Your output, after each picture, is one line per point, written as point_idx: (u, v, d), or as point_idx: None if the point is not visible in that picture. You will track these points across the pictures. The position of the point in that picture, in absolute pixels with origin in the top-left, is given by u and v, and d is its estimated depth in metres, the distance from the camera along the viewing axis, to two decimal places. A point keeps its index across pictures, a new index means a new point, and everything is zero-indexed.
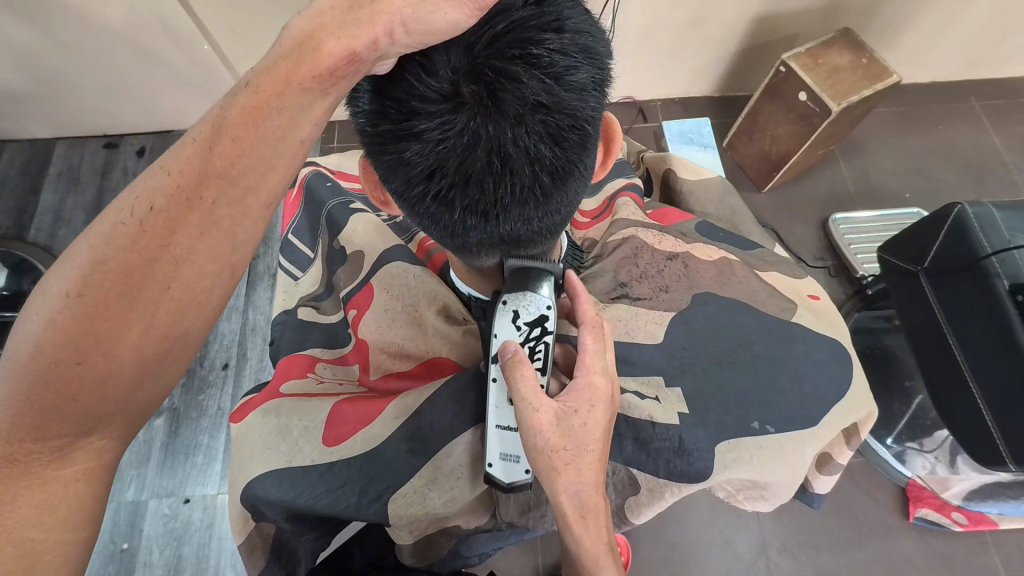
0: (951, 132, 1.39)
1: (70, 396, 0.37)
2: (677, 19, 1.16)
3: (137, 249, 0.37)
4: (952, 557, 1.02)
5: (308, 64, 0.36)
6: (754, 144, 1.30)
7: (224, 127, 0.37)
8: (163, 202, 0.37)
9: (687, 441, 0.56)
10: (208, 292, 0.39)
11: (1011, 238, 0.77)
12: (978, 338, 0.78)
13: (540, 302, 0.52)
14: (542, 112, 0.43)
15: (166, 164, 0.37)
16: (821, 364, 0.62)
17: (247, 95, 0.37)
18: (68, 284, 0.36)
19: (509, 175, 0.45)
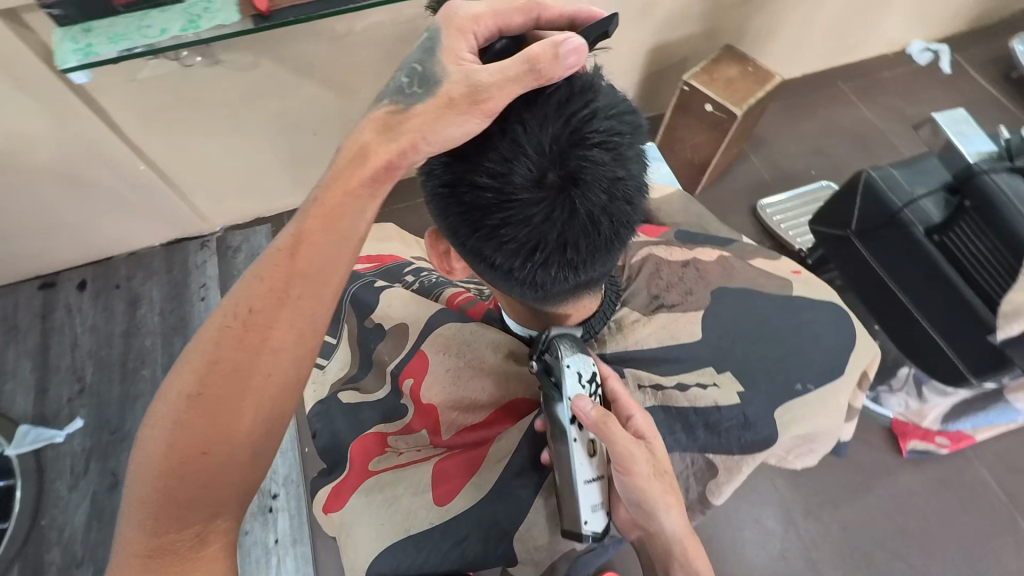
0: (829, 113, 1.61)
1: (199, 484, 0.42)
2: None
3: (240, 345, 0.43)
4: (948, 478, 1.12)
5: (360, 174, 0.45)
6: (677, 154, 1.44)
7: (302, 236, 0.45)
8: (259, 304, 0.44)
9: (750, 415, 0.60)
10: (292, 370, 0.45)
11: (913, 190, 0.89)
12: (915, 280, 0.90)
13: (588, 359, 0.56)
14: (619, 183, 0.51)
15: (256, 270, 0.45)
16: (828, 320, 0.68)
17: (317, 209, 0.45)
18: (187, 387, 0.43)
19: (602, 238, 0.52)
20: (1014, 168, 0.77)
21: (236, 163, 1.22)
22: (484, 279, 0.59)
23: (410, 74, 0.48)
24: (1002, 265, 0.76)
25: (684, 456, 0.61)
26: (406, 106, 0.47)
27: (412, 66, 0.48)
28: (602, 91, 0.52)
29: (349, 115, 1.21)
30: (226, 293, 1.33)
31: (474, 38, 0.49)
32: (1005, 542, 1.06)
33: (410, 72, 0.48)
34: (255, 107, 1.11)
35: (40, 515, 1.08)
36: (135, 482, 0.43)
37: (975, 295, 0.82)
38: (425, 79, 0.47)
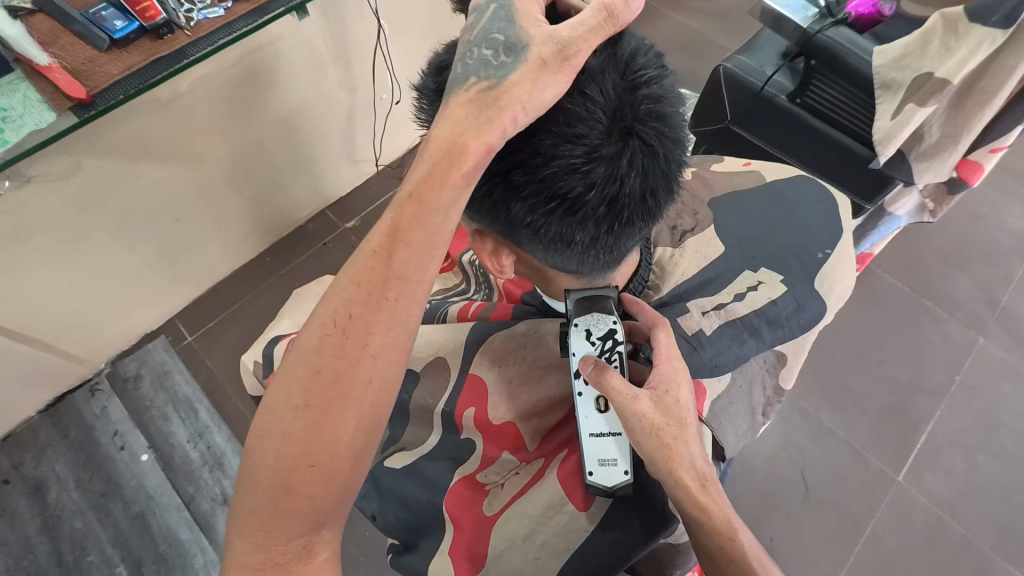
0: (653, 29, 1.74)
1: (306, 497, 0.41)
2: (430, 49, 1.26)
3: (342, 353, 0.40)
4: (871, 293, 1.31)
5: (459, 165, 0.40)
6: None
7: (397, 234, 0.41)
8: (358, 308, 0.41)
9: (801, 298, 0.64)
10: (393, 376, 0.42)
11: (762, 68, 1.00)
12: (794, 141, 1.01)
13: (605, 316, 0.53)
14: (676, 119, 0.51)
15: (350, 270, 0.42)
16: (808, 188, 0.72)
17: (409, 201, 0.41)
18: (294, 398, 0.41)
19: (672, 177, 0.52)
20: (837, 21, 0.88)
21: (98, 286, 1.04)
22: (548, 264, 0.55)
23: (490, 45, 0.42)
24: (858, 101, 0.88)
25: (760, 357, 0.66)
26: (499, 81, 0.41)
27: (492, 35, 0.42)
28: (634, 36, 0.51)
29: (211, 185, 1.08)
30: (148, 429, 1.15)
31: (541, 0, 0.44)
32: (927, 322, 1.27)
33: (490, 41, 0.42)
34: (97, 215, 0.94)
35: None
36: (247, 497, 0.42)
37: (846, 135, 0.94)
38: (509, 47, 0.42)
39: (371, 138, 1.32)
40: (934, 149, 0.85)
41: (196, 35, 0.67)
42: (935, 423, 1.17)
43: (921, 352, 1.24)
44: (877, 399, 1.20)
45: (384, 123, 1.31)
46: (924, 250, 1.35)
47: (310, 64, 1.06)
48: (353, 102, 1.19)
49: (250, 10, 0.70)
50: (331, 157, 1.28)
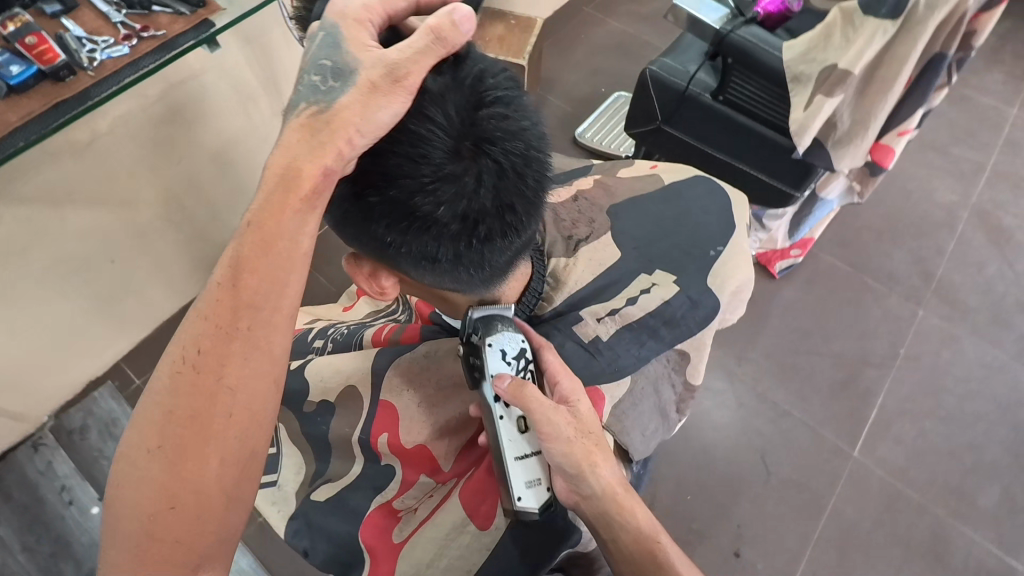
0: (589, 35, 1.78)
1: (173, 535, 0.41)
2: None
3: (196, 389, 0.42)
4: (814, 275, 1.36)
5: (296, 190, 0.42)
6: None
7: (241, 264, 0.42)
8: (207, 343, 0.42)
9: (693, 294, 0.66)
10: (259, 406, 0.44)
11: (686, 69, 1.03)
12: (724, 137, 1.04)
13: (515, 336, 0.56)
14: (530, 132, 0.51)
15: (200, 307, 0.43)
16: (702, 189, 0.75)
17: (249, 232, 0.43)
18: (148, 441, 0.42)
19: (533, 189, 0.52)
20: (747, 20, 0.92)
21: (30, 339, 1.00)
22: (428, 282, 0.56)
23: (319, 70, 0.42)
24: (774, 96, 0.92)
25: (661, 357, 0.66)
26: (328, 106, 0.42)
27: (320, 61, 0.42)
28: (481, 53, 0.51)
29: (144, 224, 1.05)
30: (100, 480, 1.10)
31: (373, 28, 0.44)
32: (870, 298, 1.32)
33: (318, 67, 0.42)
34: (21, 266, 0.90)
35: None
36: (115, 545, 0.42)
37: (769, 128, 0.97)
38: (339, 73, 0.42)
39: None
40: (848, 135, 0.89)
41: (99, 76, 0.66)
42: (884, 395, 1.21)
43: (864, 327, 1.29)
44: (828, 377, 1.23)
45: None
46: (859, 229, 1.41)
47: (238, 95, 1.04)
48: None
49: (154, 46, 0.68)
50: None
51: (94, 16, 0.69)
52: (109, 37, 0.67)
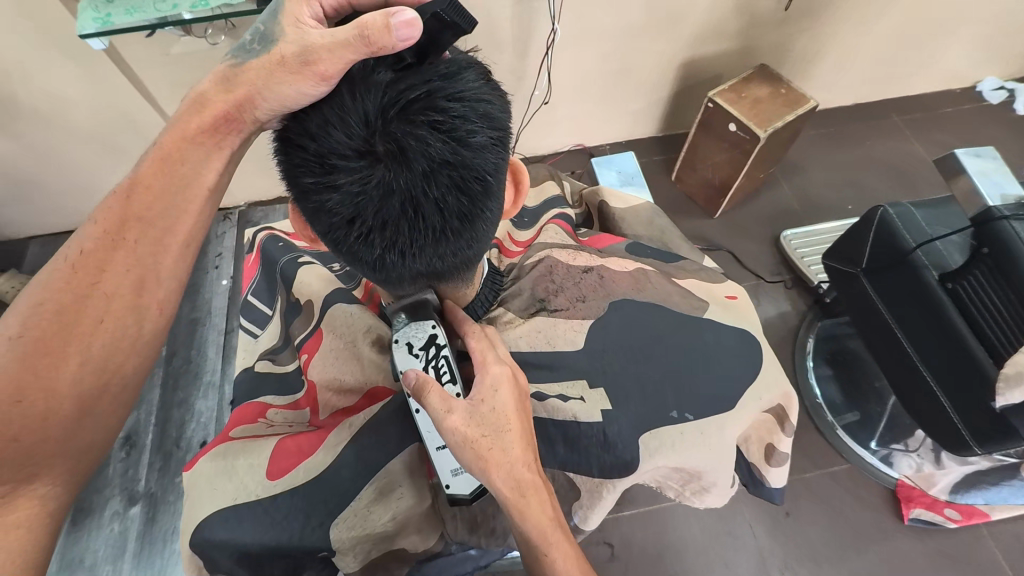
0: (875, 145, 1.53)
1: (12, 438, 0.44)
2: (610, 69, 1.29)
3: (70, 285, 0.47)
4: (952, 554, 1.02)
5: (198, 120, 0.49)
6: (698, 172, 1.39)
7: (140, 181, 0.49)
8: (90, 246, 0.48)
9: (611, 434, 0.58)
10: (134, 318, 0.49)
11: (931, 229, 0.82)
12: (919, 329, 0.82)
13: (421, 325, 0.55)
14: (454, 170, 0.46)
15: (96, 216, 0.49)
16: (730, 349, 0.64)
17: (155, 153, 0.49)
18: (8, 330, 0.45)
19: (432, 224, 0.48)
20: None
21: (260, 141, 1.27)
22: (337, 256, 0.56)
23: (252, 33, 0.48)
24: (1011, 319, 0.68)
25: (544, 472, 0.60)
26: (242, 62, 0.47)
27: (257, 26, 0.48)
28: (460, 74, 0.47)
29: None
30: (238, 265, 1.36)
31: (320, 9, 0.48)
32: None
33: (253, 32, 0.47)
34: None
35: None
36: None
37: (982, 346, 0.73)
38: (264, 38, 0.47)
39: (518, 124, 1.39)
40: None
41: None
42: None
43: None
44: None
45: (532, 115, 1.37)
46: None
47: (491, 41, 1.14)
48: (518, 85, 1.27)
49: None
50: None
51: None
52: None
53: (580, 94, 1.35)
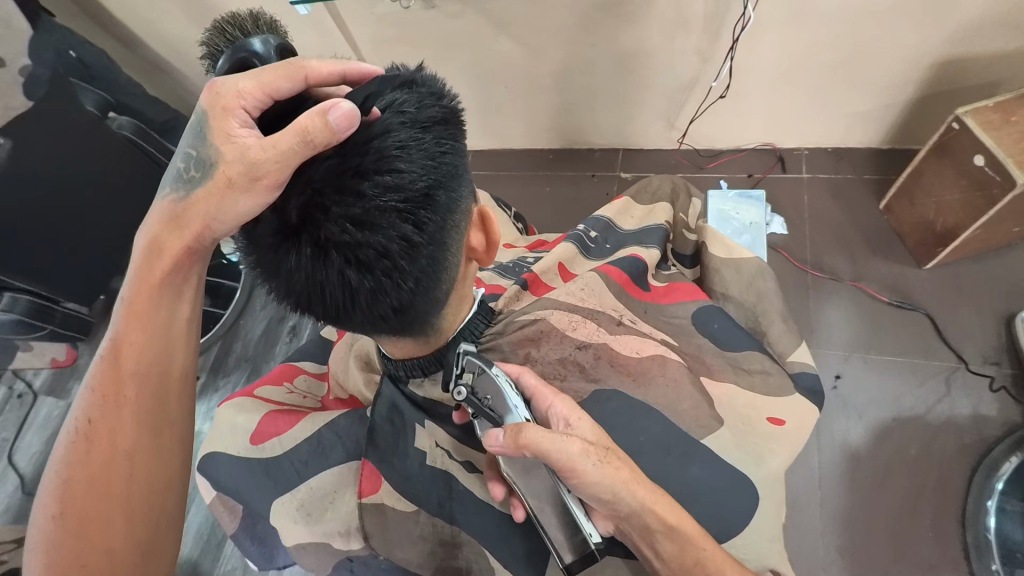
0: None
1: None
2: (824, 61, 1.05)
3: (87, 456, 0.47)
4: None
5: (159, 264, 0.48)
6: (916, 209, 1.09)
7: (119, 342, 0.49)
8: (94, 413, 0.48)
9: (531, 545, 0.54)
10: (165, 444, 0.51)
11: None
12: None
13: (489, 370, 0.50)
14: (352, 247, 0.43)
15: (88, 384, 0.49)
16: (713, 494, 0.55)
17: (125, 305, 0.49)
18: (50, 509, 0.46)
19: (337, 300, 0.46)
20: None
21: None
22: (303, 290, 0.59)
23: (187, 160, 0.44)
24: None
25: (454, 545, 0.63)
26: (186, 195, 0.45)
27: (192, 150, 0.44)
28: (379, 146, 0.43)
29: (540, 75, 1.22)
30: None
31: (247, 113, 0.42)
32: None
33: (187, 155, 0.44)
34: (455, 55, 1.20)
35: (240, 317, 1.46)
36: None
37: None
38: (201, 164, 0.43)
39: (691, 114, 1.24)
40: None
41: None
42: None
43: None
44: None
45: (709, 107, 1.21)
46: None
47: (674, 20, 1.02)
48: (700, 71, 1.12)
49: None
50: (648, 109, 1.27)
51: None
52: None
53: (776, 89, 1.14)
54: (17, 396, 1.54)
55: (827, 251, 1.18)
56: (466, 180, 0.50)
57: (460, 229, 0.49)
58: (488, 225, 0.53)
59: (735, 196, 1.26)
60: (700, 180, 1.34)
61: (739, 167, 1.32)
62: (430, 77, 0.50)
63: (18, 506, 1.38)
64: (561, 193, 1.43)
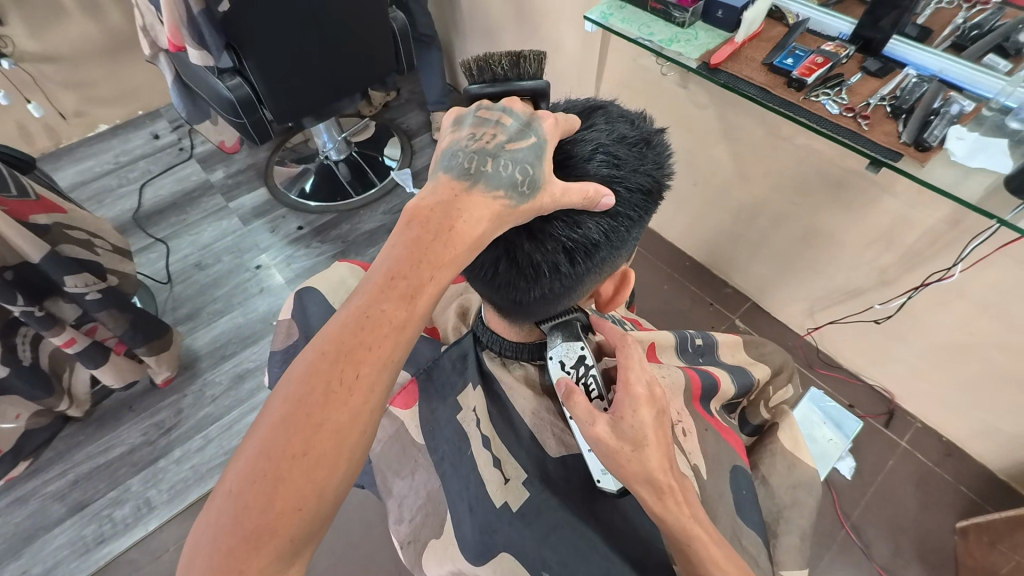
0: None
1: (265, 531, 0.32)
2: (996, 362, 0.98)
3: (325, 369, 0.36)
4: None
5: (468, 202, 0.42)
6: (991, 553, 0.98)
7: (421, 272, 0.39)
8: (354, 331, 0.37)
9: (491, 528, 0.54)
10: (369, 372, 0.36)
11: None
12: None
13: (574, 344, 0.51)
14: (513, 246, 0.50)
15: (372, 307, 0.38)
16: None
17: (416, 218, 0.40)
18: (281, 403, 0.35)
19: (476, 270, 0.53)
20: None
21: None
22: None
23: (518, 172, 0.44)
24: None
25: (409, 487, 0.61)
26: (512, 203, 0.43)
27: (518, 169, 0.44)
28: None
29: (729, 195, 1.25)
30: None
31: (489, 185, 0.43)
32: None
33: (521, 170, 0.44)
34: (675, 134, 1.26)
35: (362, 208, 1.70)
36: (219, 507, 0.33)
37: None
38: (529, 180, 0.44)
39: (838, 316, 1.21)
40: None
41: (803, 102, 0.80)
42: None
43: None
44: None
45: (857, 322, 1.17)
46: None
47: (880, 233, 1.01)
48: (874, 287, 1.09)
49: (850, 128, 0.77)
50: (802, 286, 1.25)
51: (866, 92, 0.80)
52: (844, 101, 0.79)
53: (930, 354, 1.08)
54: (179, 149, 1.82)
55: (877, 521, 1.10)
56: (630, 243, 0.55)
57: (599, 277, 0.55)
58: (623, 283, 0.60)
59: (819, 417, 1.18)
60: (803, 376, 1.29)
61: (849, 391, 1.26)
62: (662, 148, 0.54)
63: (124, 223, 1.63)
64: (675, 298, 1.44)
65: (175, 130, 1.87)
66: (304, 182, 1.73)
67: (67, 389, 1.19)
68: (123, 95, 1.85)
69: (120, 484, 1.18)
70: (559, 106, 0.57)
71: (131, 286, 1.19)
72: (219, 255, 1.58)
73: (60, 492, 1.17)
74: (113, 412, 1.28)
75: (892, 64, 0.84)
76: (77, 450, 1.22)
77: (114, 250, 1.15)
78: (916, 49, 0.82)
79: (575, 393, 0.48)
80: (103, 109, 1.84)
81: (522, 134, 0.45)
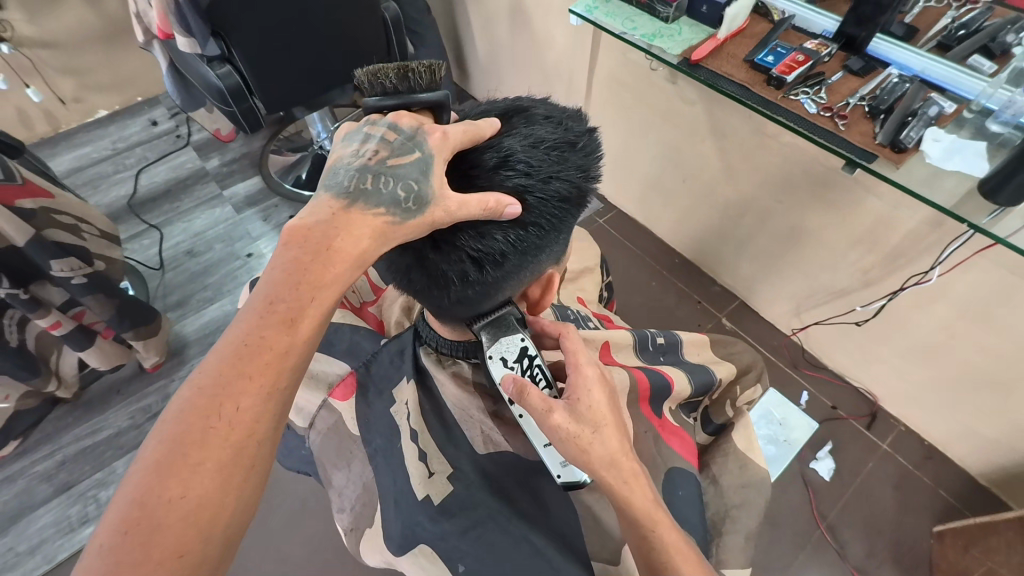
0: None
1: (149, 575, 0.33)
2: (978, 366, 0.97)
3: (202, 407, 0.38)
4: None
5: (354, 223, 0.45)
6: (961, 556, 0.98)
7: (300, 302, 0.42)
8: (231, 364, 0.40)
9: (415, 523, 0.55)
10: (250, 400, 0.39)
11: None
12: None
13: (514, 338, 0.50)
14: (423, 254, 0.50)
15: (249, 339, 0.40)
16: None
17: (295, 244, 0.43)
18: (158, 448, 0.36)
19: (396, 275, 0.55)
20: None
21: (621, 155, 1.43)
22: None
23: (405, 189, 0.46)
24: None
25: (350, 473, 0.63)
26: (397, 219, 0.45)
27: (406, 185, 0.46)
28: None
29: (717, 192, 1.24)
30: None
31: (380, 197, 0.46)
32: None
33: (406, 185, 0.46)
34: (663, 130, 1.25)
35: None
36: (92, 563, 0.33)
37: None
38: (416, 198, 0.46)
39: (823, 317, 1.20)
40: None
41: (783, 101, 0.79)
42: None
43: None
44: None
45: (842, 323, 1.17)
46: None
47: (862, 234, 1.00)
48: (857, 288, 1.08)
49: (827, 128, 0.76)
50: (788, 286, 1.24)
51: (847, 90, 0.79)
52: (823, 99, 0.78)
53: (912, 356, 1.07)
54: (175, 136, 1.83)
55: (850, 522, 1.10)
56: (552, 249, 0.55)
57: (521, 283, 0.55)
58: (550, 286, 0.59)
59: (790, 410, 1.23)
60: (784, 377, 1.29)
61: (830, 392, 1.25)
62: (588, 151, 0.54)
63: (118, 209, 1.65)
64: (660, 295, 1.43)
65: (172, 118, 1.88)
66: (299, 171, 1.73)
67: (55, 371, 1.20)
68: (122, 81, 1.86)
69: (106, 466, 1.20)
70: (482, 108, 0.56)
71: (119, 272, 1.20)
72: (211, 243, 1.59)
73: (47, 472, 1.19)
74: (102, 396, 1.30)
75: (875, 62, 0.82)
76: (65, 432, 1.24)
77: (101, 235, 1.16)
78: (899, 48, 0.81)
79: (526, 386, 0.48)
80: (101, 95, 1.85)
81: (406, 148, 0.47)
